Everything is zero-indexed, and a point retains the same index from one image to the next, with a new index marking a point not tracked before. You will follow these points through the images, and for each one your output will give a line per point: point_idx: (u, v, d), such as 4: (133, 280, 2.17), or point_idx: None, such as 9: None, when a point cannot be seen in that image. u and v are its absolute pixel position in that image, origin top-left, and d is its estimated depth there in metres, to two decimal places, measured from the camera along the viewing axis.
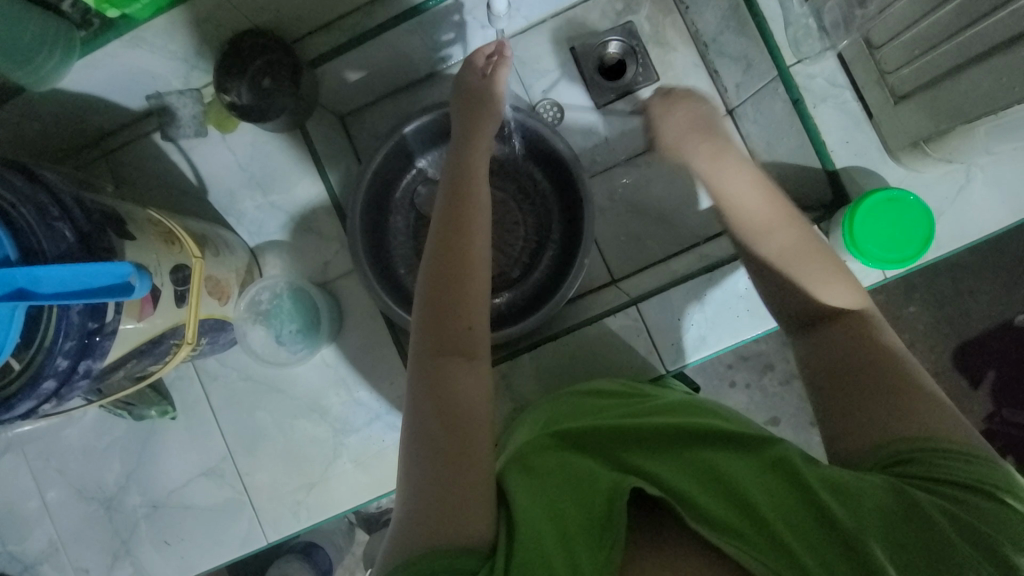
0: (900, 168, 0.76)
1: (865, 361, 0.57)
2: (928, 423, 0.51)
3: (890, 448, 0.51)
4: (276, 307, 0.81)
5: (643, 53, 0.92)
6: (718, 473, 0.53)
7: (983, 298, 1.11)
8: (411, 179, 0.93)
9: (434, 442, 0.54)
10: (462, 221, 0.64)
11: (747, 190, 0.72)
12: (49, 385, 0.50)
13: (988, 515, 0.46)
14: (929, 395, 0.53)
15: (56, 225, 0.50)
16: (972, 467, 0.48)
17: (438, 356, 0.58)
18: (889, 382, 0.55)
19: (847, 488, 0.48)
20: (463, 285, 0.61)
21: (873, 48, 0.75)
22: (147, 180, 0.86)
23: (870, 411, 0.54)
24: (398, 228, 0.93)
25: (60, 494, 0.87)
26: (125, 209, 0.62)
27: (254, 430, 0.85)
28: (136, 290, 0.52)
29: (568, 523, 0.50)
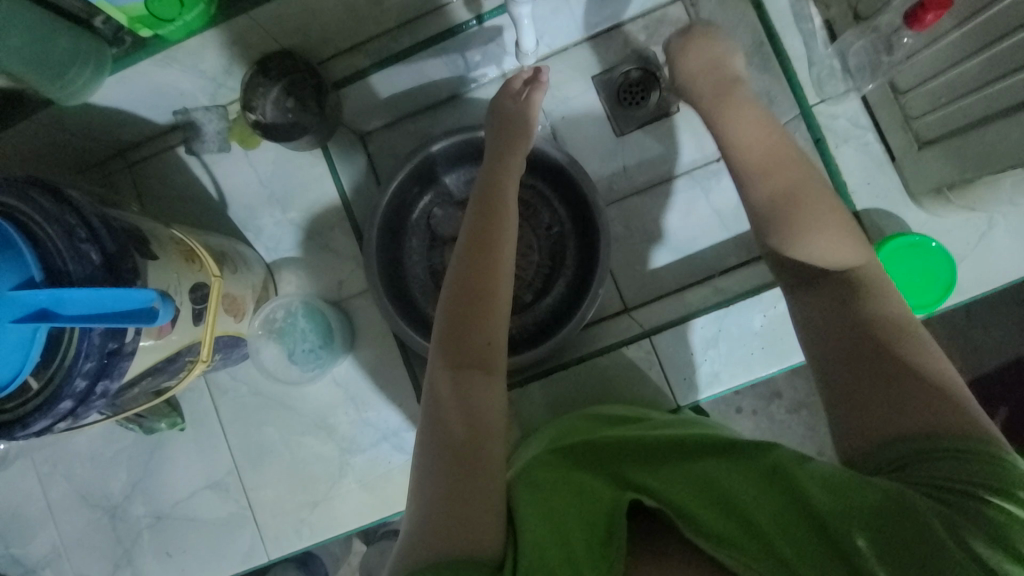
0: (920, 212, 0.76)
1: (880, 347, 0.52)
2: (941, 422, 0.47)
3: (905, 449, 0.47)
4: (290, 325, 0.81)
5: (663, 86, 0.93)
6: (715, 484, 0.51)
7: (995, 333, 1.10)
8: (428, 200, 0.93)
9: (447, 447, 0.54)
10: (487, 242, 0.65)
11: (751, 129, 0.69)
12: (67, 404, 0.50)
13: (989, 517, 0.41)
14: (938, 394, 0.49)
15: (82, 247, 0.51)
16: (977, 468, 0.44)
17: (459, 364, 0.59)
18: (904, 375, 0.50)
19: (840, 488, 0.45)
20: (486, 303, 0.62)
21: (898, 93, 0.75)
22: (169, 191, 0.87)
23: (870, 406, 0.50)
24: (414, 249, 0.93)
25: (66, 500, 0.87)
26: (149, 228, 0.63)
27: (261, 445, 0.85)
28: (158, 315, 0.53)
29: (569, 532, 0.50)
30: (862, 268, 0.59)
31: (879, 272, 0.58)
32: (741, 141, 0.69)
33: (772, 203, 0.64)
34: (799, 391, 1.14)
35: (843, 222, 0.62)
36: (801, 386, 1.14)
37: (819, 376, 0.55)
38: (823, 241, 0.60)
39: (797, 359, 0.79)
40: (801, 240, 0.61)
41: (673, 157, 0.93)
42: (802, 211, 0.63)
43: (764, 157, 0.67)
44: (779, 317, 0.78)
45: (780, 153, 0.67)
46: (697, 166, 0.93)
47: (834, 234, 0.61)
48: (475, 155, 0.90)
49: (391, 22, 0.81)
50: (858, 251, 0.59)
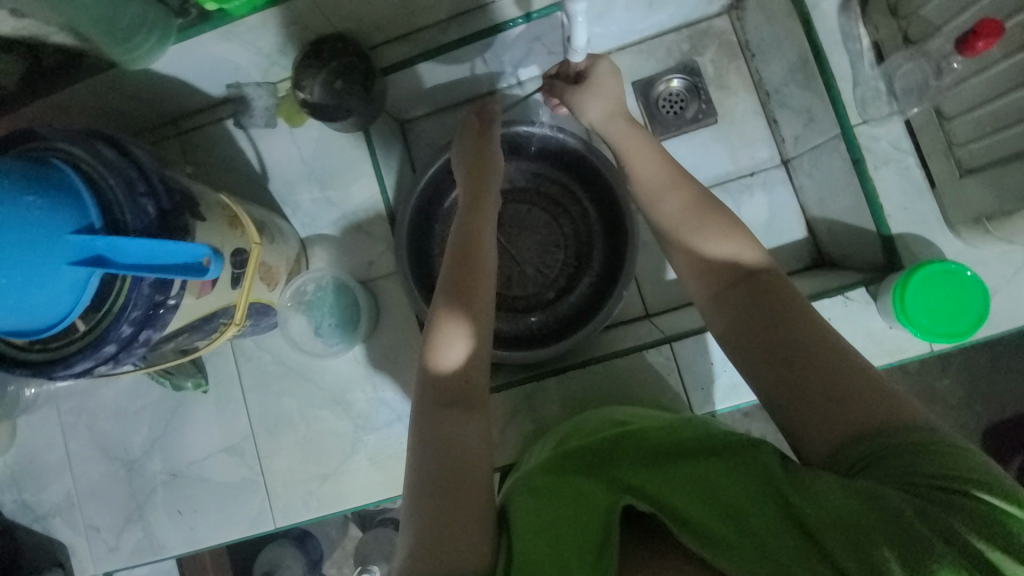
0: (956, 241, 0.75)
1: (810, 345, 0.52)
2: (879, 412, 0.47)
3: (860, 446, 0.47)
4: (319, 299, 0.83)
5: (704, 98, 0.95)
6: (704, 485, 0.51)
7: (1021, 378, 1.07)
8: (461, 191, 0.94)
9: (440, 442, 0.54)
10: (474, 245, 0.68)
11: (643, 156, 0.70)
12: (110, 349, 0.52)
13: (969, 510, 0.41)
14: (868, 383, 0.49)
15: (140, 200, 0.53)
16: (940, 460, 0.44)
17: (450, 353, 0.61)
18: (826, 371, 0.50)
19: (819, 491, 0.46)
20: (471, 305, 0.63)
21: (943, 118, 0.75)
22: (214, 162, 0.90)
23: (817, 409, 0.49)
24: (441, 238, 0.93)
25: (88, 450, 0.90)
26: (198, 191, 0.65)
27: (278, 414, 0.86)
28: (207, 270, 0.55)
29: (565, 552, 0.49)
30: (750, 259, 0.59)
31: (764, 261, 0.59)
32: (637, 160, 0.71)
33: (680, 212, 0.65)
34: None
35: (720, 221, 0.63)
36: None
37: (753, 383, 0.55)
38: (717, 242, 0.61)
39: None
40: (702, 244, 0.62)
41: (706, 169, 0.95)
42: (717, 212, 0.63)
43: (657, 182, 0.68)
44: None
45: (671, 176, 0.68)
46: (729, 178, 0.95)
47: (710, 232, 0.62)
48: (512, 150, 0.92)
49: (442, 15, 0.82)
50: (737, 244, 0.60)
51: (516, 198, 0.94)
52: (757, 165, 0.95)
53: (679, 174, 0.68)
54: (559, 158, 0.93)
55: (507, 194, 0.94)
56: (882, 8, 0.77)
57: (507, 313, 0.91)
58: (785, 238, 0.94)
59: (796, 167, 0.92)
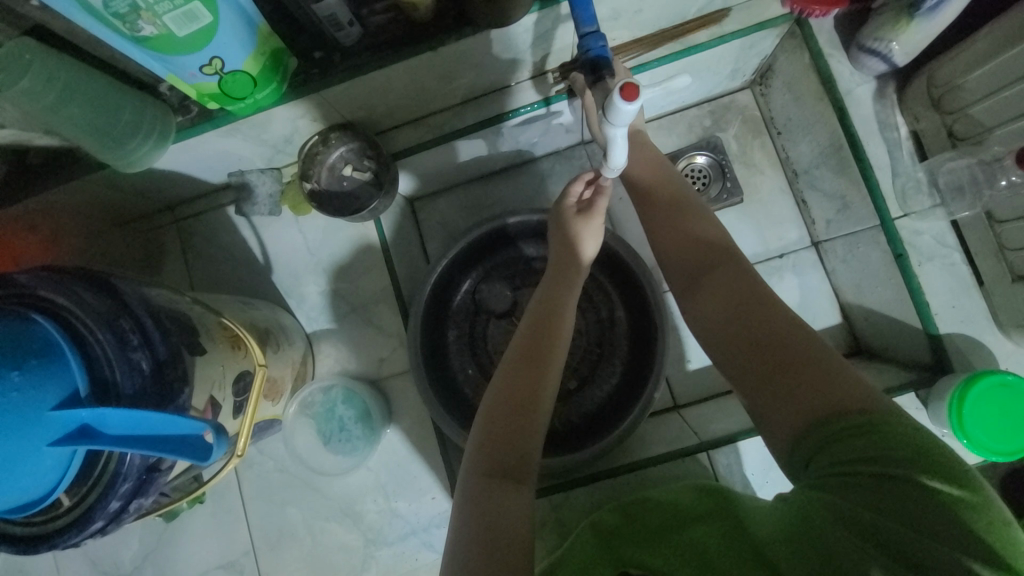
0: (1007, 343, 0.70)
1: (772, 330, 0.53)
2: (834, 400, 0.48)
3: (816, 437, 0.47)
4: (327, 409, 0.78)
5: (728, 177, 0.91)
6: (694, 546, 0.51)
7: None
8: (476, 277, 0.89)
9: (481, 561, 0.49)
10: (544, 321, 0.63)
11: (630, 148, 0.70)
12: (97, 525, 0.46)
13: (918, 498, 0.41)
14: (825, 366, 0.50)
15: (134, 356, 0.48)
16: (890, 446, 0.43)
17: (490, 474, 0.54)
18: (789, 360, 0.51)
19: (771, 519, 0.48)
20: (534, 383, 0.59)
21: (994, 222, 0.69)
22: (215, 250, 0.86)
23: (780, 414, 0.50)
24: (456, 331, 0.88)
25: (72, 564, 0.83)
26: (198, 314, 0.60)
27: (282, 525, 0.80)
28: (209, 452, 0.49)
29: None
30: (730, 248, 0.61)
31: (737, 249, 0.61)
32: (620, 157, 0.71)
33: (665, 206, 0.65)
34: None
35: (688, 207, 0.65)
36: None
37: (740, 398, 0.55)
38: (693, 225, 0.63)
39: None
40: (682, 228, 0.63)
41: None
42: (679, 233, 0.63)
43: (649, 175, 0.67)
44: None
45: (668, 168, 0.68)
46: (759, 260, 0.91)
47: (690, 214, 0.64)
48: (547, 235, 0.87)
49: (457, 100, 0.77)
50: (710, 239, 0.62)
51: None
52: (786, 246, 0.91)
53: (670, 174, 0.68)
54: None
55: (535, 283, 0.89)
56: (923, 99, 0.73)
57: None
58: (819, 323, 0.89)
59: (828, 250, 0.88)
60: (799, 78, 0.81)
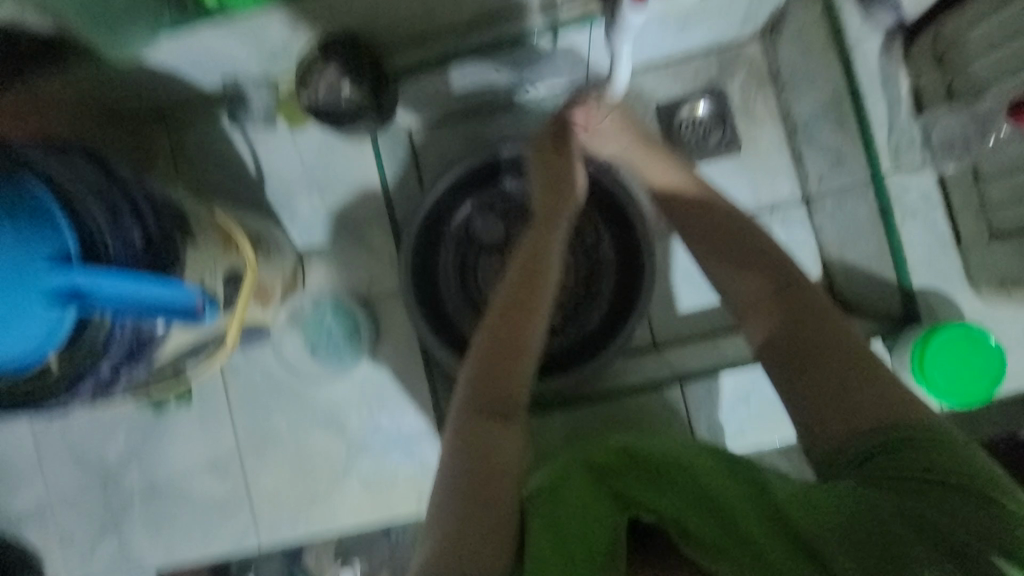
0: (976, 300, 0.74)
1: (810, 330, 0.57)
2: (880, 407, 0.51)
3: (864, 440, 0.50)
4: (317, 318, 0.81)
5: (728, 126, 0.91)
6: (700, 487, 0.49)
7: None
8: (465, 208, 0.86)
9: (471, 483, 0.52)
10: (531, 284, 0.63)
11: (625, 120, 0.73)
12: (84, 390, 0.48)
13: (977, 511, 0.43)
14: (856, 365, 0.54)
15: (128, 229, 0.48)
16: (947, 461, 0.46)
17: (481, 408, 0.57)
18: (819, 352, 0.55)
19: (813, 497, 0.45)
20: (520, 329, 0.61)
21: (979, 178, 0.72)
22: (206, 160, 0.84)
23: (832, 413, 0.52)
24: (444, 264, 0.85)
25: (59, 458, 0.86)
26: (190, 208, 0.60)
27: (268, 431, 0.83)
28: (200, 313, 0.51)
29: (567, 547, 0.48)
30: (752, 228, 0.65)
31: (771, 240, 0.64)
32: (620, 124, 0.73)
33: (682, 186, 0.69)
34: None
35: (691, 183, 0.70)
36: None
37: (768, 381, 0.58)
38: (720, 211, 0.67)
39: None
40: (702, 210, 0.67)
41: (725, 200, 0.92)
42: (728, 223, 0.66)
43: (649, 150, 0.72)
44: None
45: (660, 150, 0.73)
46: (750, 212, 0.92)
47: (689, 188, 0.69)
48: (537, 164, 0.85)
49: (465, 16, 0.73)
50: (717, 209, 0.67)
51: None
52: (777, 199, 0.92)
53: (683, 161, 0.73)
54: None
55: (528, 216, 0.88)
56: (929, 54, 0.73)
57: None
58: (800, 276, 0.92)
59: (817, 207, 0.88)
60: (810, 25, 0.79)
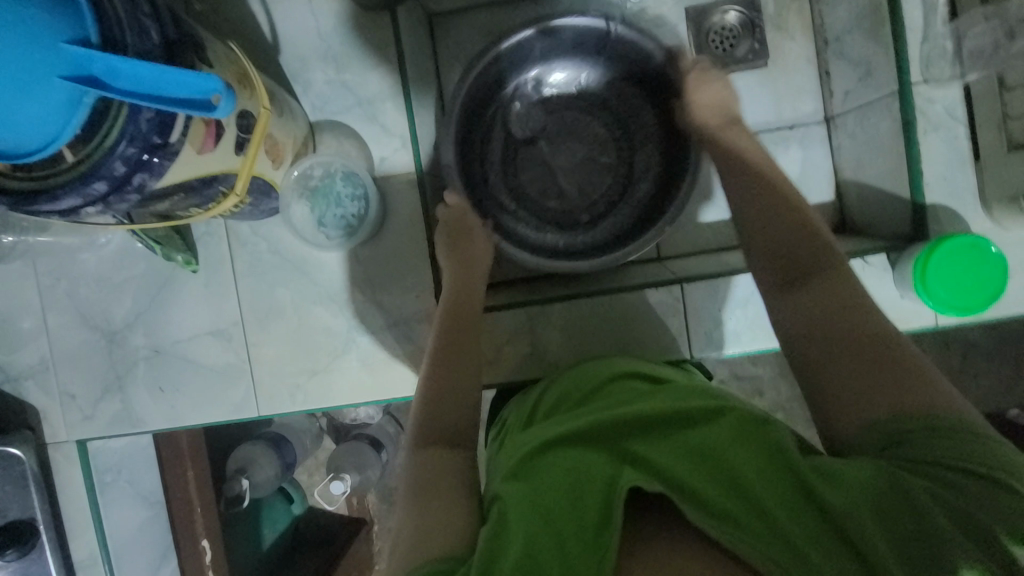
0: (986, 220, 0.74)
1: (856, 321, 0.55)
2: (914, 397, 0.50)
3: (892, 428, 0.49)
4: (326, 186, 0.79)
5: (757, 36, 0.88)
6: (718, 458, 0.49)
7: (990, 383, 1.09)
8: (517, 87, 0.87)
9: (421, 504, 0.53)
10: (464, 315, 0.69)
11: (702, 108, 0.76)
12: (99, 188, 0.48)
13: (998, 498, 0.44)
14: (893, 356, 0.52)
15: (144, 22, 0.47)
16: (976, 451, 0.46)
17: (433, 439, 0.59)
18: (862, 341, 0.53)
19: (838, 479, 0.46)
20: (456, 354, 0.65)
21: (1004, 89, 0.70)
22: (218, 23, 0.81)
23: (852, 400, 0.52)
24: (491, 132, 0.88)
25: (64, 316, 0.87)
26: (207, 37, 0.59)
27: (271, 303, 0.84)
28: (217, 110, 0.48)
29: (576, 514, 0.46)
30: (808, 217, 0.64)
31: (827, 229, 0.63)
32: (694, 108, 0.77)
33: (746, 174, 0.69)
34: (783, 393, 1.11)
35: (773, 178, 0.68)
36: (787, 389, 1.11)
37: (791, 361, 0.58)
38: (778, 200, 0.65)
39: None
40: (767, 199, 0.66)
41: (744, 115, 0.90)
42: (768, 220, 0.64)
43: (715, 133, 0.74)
44: None
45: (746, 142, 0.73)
46: (769, 128, 0.91)
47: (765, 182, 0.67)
48: (592, 52, 0.85)
49: None
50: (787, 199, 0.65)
51: (573, 106, 0.89)
52: (798, 118, 0.91)
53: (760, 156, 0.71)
54: (627, 66, 0.86)
55: (567, 100, 0.89)
56: None
57: (535, 223, 0.89)
58: (811, 198, 0.91)
59: (838, 125, 0.88)
60: None
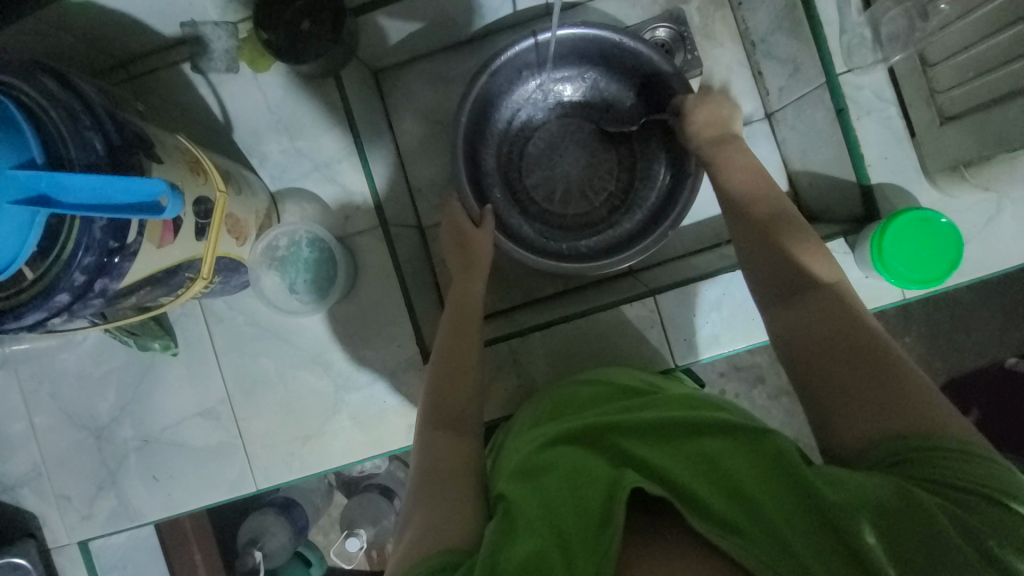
0: (932, 191, 0.76)
1: (852, 336, 0.53)
2: (909, 412, 0.48)
3: (892, 444, 0.47)
4: (293, 254, 0.80)
5: (689, 48, 0.92)
6: (721, 469, 0.47)
7: (979, 337, 1.10)
8: (514, 101, 0.91)
9: (427, 489, 0.52)
10: (467, 320, 0.69)
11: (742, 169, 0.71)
12: (63, 298, 0.48)
13: (1004, 520, 0.42)
14: (888, 368, 0.50)
15: (87, 134, 0.49)
16: (976, 469, 0.44)
17: (447, 427, 0.58)
18: (861, 355, 0.51)
19: (846, 484, 0.44)
20: (463, 349, 0.65)
21: (927, 65, 0.75)
22: (171, 111, 0.83)
23: (847, 407, 0.50)
24: (493, 147, 0.92)
25: (49, 419, 0.86)
26: (155, 134, 0.61)
27: (255, 375, 0.84)
28: (165, 211, 0.51)
29: (575, 522, 0.44)
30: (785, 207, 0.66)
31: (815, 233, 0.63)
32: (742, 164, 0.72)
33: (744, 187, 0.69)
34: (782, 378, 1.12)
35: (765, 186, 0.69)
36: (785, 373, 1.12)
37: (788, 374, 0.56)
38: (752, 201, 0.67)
39: None
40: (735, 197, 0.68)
41: None
42: (752, 214, 0.65)
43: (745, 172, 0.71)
44: None
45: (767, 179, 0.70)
46: None
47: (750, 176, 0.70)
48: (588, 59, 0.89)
49: None
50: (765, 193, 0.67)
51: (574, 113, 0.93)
52: (741, 118, 0.94)
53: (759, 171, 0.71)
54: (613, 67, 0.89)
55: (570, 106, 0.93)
56: None
57: (538, 226, 0.92)
58: None
59: (780, 120, 0.91)
60: None
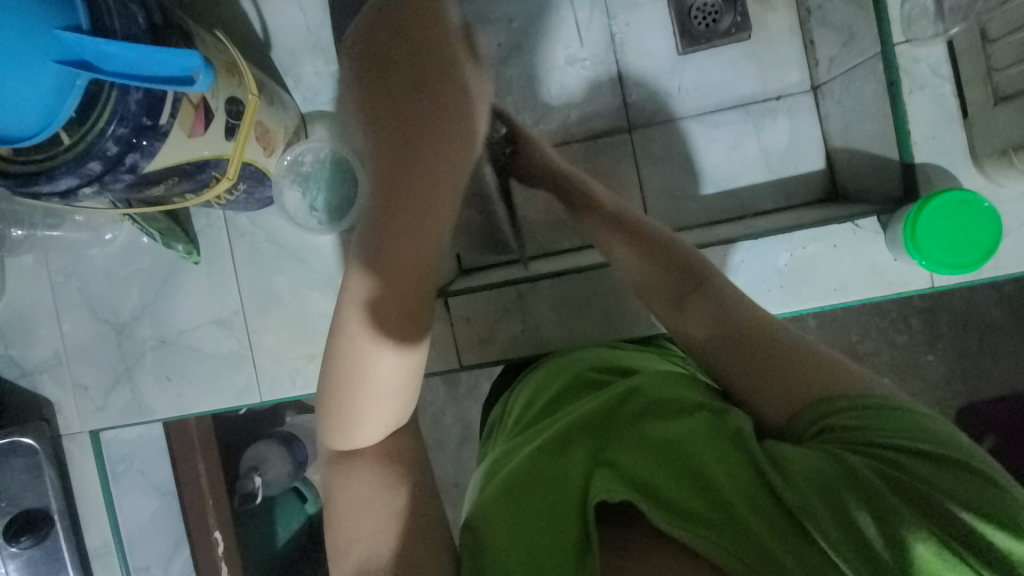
0: (979, 176, 0.73)
1: (744, 338, 0.53)
2: (821, 389, 0.48)
3: (817, 417, 0.46)
4: (317, 174, 0.81)
5: (739, 9, 0.89)
6: (680, 456, 0.47)
7: (1006, 361, 1.05)
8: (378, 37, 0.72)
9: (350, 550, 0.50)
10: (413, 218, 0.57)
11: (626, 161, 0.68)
12: (95, 167, 0.51)
13: (969, 478, 0.39)
14: (783, 355, 0.51)
15: (131, 8, 0.50)
16: (925, 433, 0.42)
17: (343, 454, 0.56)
18: (755, 356, 0.52)
19: (788, 465, 0.43)
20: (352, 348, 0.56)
21: (985, 41, 0.69)
22: (213, 21, 0.84)
23: (758, 393, 0.50)
24: None
25: (74, 311, 0.90)
26: (196, 28, 0.62)
27: (269, 292, 0.86)
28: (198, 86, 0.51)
29: (550, 533, 0.45)
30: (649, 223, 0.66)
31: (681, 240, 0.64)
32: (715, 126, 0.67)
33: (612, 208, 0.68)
34: None
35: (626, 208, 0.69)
36: None
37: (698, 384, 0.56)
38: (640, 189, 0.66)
39: (815, 301, 0.78)
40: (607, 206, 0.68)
41: (729, 89, 0.91)
42: (646, 233, 0.64)
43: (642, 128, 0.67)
44: (805, 258, 0.78)
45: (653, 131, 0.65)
46: (755, 101, 0.91)
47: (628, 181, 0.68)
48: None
49: None
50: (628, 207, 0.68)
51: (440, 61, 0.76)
52: (785, 89, 0.90)
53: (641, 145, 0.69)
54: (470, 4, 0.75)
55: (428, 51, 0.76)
56: None
57: None
58: (801, 167, 0.90)
59: (825, 93, 0.87)
60: None
